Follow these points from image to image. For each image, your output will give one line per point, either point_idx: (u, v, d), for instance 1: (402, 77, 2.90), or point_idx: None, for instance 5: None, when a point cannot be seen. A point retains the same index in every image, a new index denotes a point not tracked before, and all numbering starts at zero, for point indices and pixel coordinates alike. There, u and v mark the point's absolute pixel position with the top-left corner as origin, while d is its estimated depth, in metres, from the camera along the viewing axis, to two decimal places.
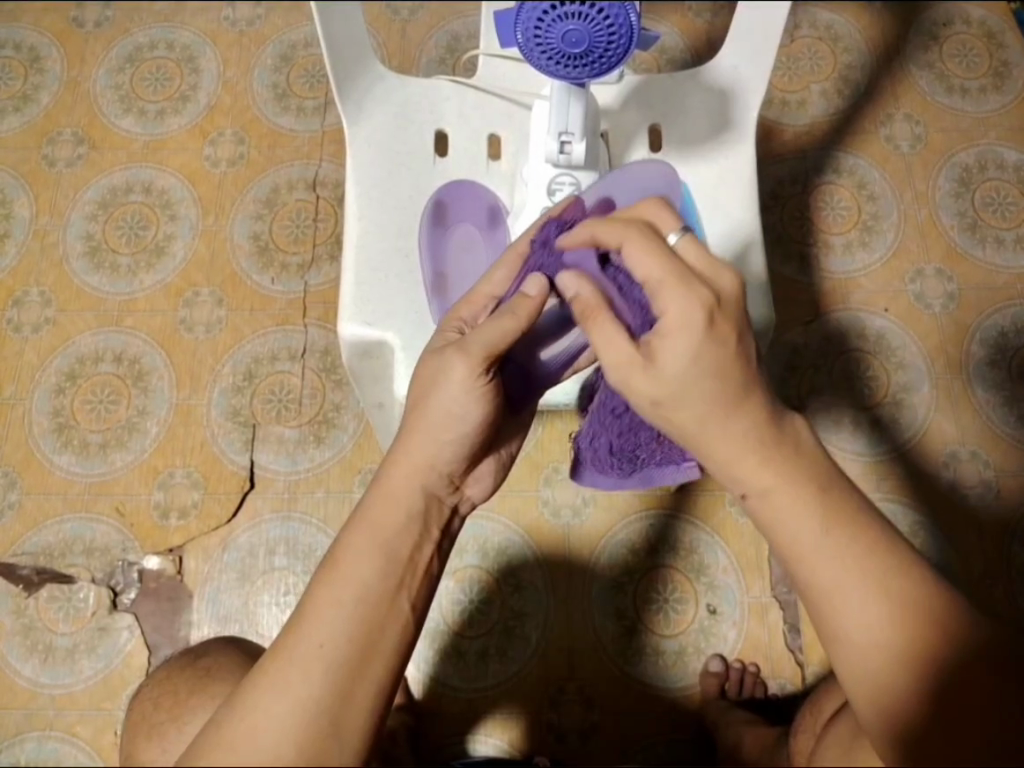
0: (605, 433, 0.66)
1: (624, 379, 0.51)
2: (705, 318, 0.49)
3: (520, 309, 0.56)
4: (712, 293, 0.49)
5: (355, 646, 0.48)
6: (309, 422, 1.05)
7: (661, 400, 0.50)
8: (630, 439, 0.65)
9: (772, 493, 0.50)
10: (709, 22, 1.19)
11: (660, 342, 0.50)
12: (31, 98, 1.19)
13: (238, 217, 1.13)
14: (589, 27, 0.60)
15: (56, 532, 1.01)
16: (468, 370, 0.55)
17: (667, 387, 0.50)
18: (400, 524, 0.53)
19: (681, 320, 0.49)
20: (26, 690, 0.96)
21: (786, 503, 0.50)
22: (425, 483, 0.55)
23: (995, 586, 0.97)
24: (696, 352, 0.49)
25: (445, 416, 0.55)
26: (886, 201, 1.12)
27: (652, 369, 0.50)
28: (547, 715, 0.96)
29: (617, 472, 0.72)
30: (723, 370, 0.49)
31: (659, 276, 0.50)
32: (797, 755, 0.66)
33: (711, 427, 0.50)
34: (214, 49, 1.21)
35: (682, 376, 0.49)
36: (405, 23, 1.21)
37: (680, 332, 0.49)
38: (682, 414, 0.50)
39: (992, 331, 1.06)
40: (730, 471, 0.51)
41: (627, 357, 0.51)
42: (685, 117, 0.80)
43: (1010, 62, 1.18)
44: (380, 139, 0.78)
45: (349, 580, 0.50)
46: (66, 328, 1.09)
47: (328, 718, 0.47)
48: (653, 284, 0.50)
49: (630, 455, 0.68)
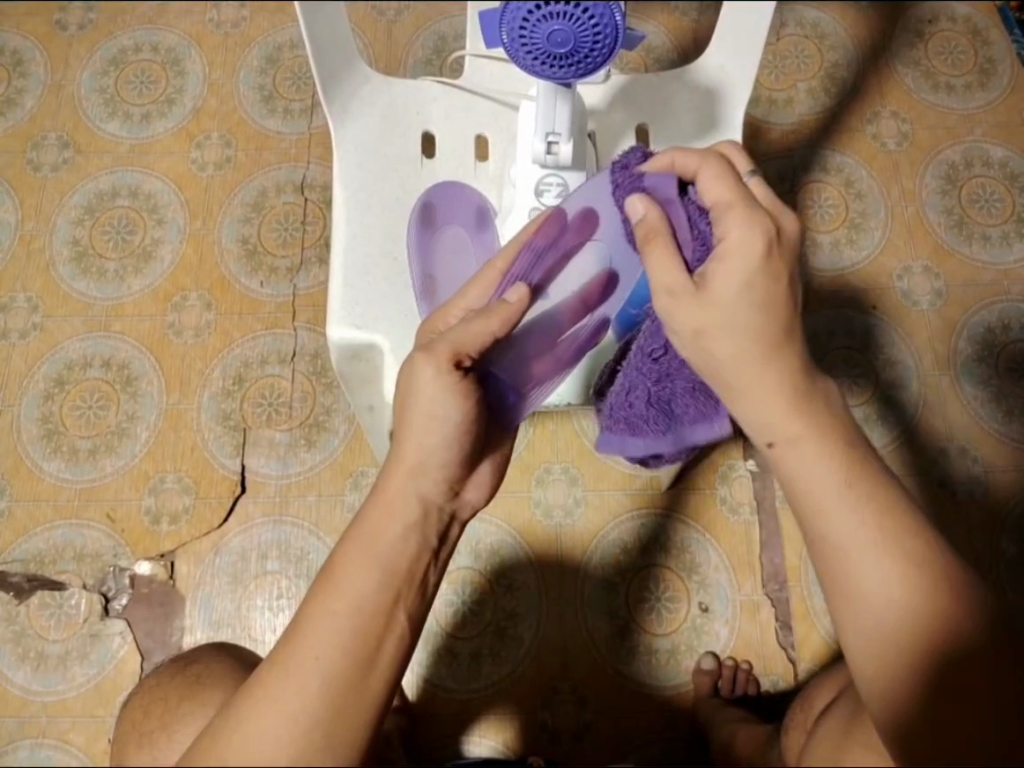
0: (641, 383, 0.64)
1: (669, 305, 0.52)
2: (763, 249, 0.51)
3: (496, 313, 0.56)
4: (773, 225, 0.51)
5: (350, 661, 0.49)
6: (300, 426, 1.05)
7: (702, 328, 0.51)
8: (667, 387, 0.64)
9: (801, 443, 0.51)
10: (696, 21, 1.19)
11: (718, 266, 0.51)
12: (15, 103, 1.19)
13: (225, 220, 1.13)
14: (574, 28, 0.60)
15: (47, 539, 1.01)
16: (441, 370, 0.55)
17: (716, 312, 0.51)
18: (396, 537, 0.53)
19: (739, 245, 0.51)
20: (18, 698, 0.96)
21: (821, 469, 0.50)
22: (421, 492, 0.55)
23: (985, 581, 0.98)
24: (748, 279, 0.50)
25: (428, 418, 0.55)
26: (873, 198, 1.12)
27: (702, 294, 0.51)
28: (540, 715, 0.96)
29: (651, 434, 0.68)
30: (771, 304, 0.51)
31: (728, 200, 0.53)
32: (789, 754, 0.66)
33: (751, 366, 0.51)
34: (198, 51, 1.21)
35: (733, 299, 0.51)
36: (391, 24, 1.20)
37: (736, 257, 0.51)
38: (721, 348, 0.51)
39: (979, 327, 1.07)
40: (762, 423, 0.52)
41: (680, 286, 0.52)
42: (672, 117, 0.80)
43: (995, 59, 1.18)
44: (365, 141, 0.78)
45: (344, 593, 0.50)
46: (54, 334, 1.09)
47: (320, 732, 0.47)
48: (721, 207, 0.53)
49: (665, 411, 0.66)
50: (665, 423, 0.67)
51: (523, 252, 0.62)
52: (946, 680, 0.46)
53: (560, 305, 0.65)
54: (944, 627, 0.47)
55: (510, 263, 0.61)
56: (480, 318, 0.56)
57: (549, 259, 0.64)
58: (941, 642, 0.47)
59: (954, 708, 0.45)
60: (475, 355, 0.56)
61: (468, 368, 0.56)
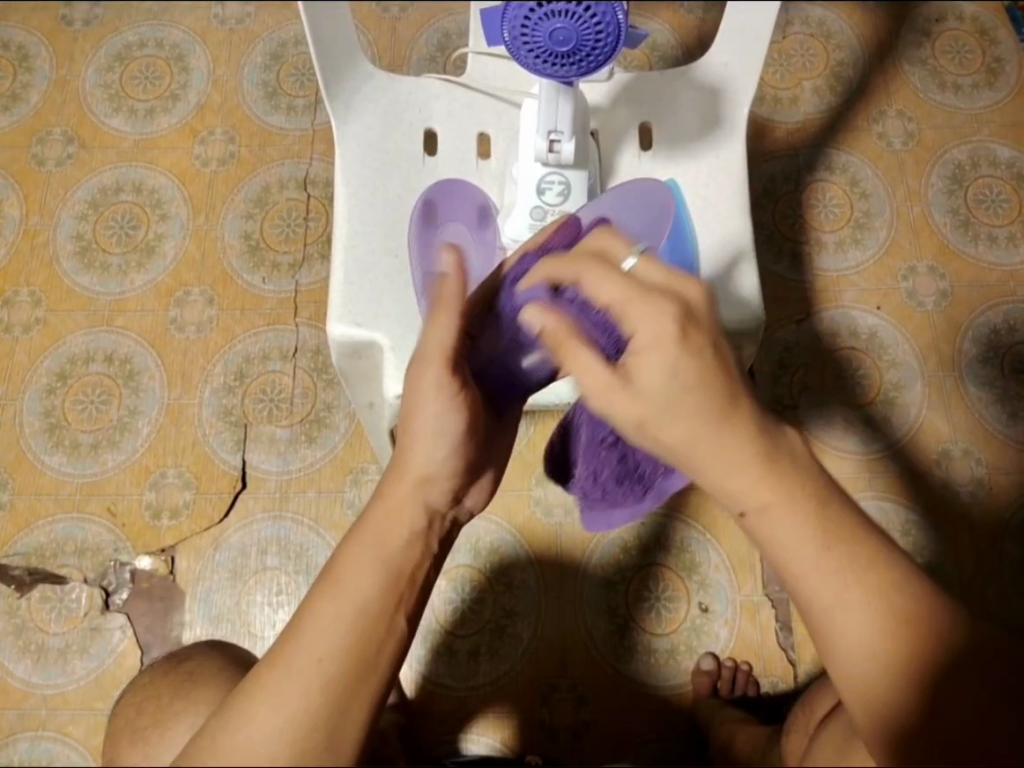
0: (606, 466, 0.74)
1: (604, 404, 0.50)
2: (677, 332, 0.49)
3: (441, 302, 0.56)
4: (678, 305, 0.50)
5: (351, 664, 0.48)
6: (301, 422, 1.05)
7: (645, 421, 0.49)
8: (629, 462, 0.73)
9: (768, 512, 0.48)
10: (701, 19, 1.19)
11: (638, 359, 0.49)
12: (20, 98, 1.19)
13: (229, 216, 1.13)
14: (577, 26, 0.60)
15: (48, 533, 1.01)
16: (441, 382, 0.56)
17: (650, 406, 0.49)
18: (404, 542, 0.53)
19: (651, 340, 0.49)
20: (19, 691, 0.96)
21: (788, 527, 0.47)
22: (427, 500, 0.55)
23: (988, 583, 0.97)
24: (675, 366, 0.48)
25: (435, 432, 0.55)
26: (878, 198, 1.12)
27: (632, 389, 0.49)
28: (538, 713, 0.96)
29: (632, 502, 0.81)
30: (706, 379, 0.48)
31: (623, 296, 0.51)
32: (788, 757, 0.66)
33: (707, 443, 0.48)
34: (203, 48, 1.21)
35: (664, 394, 0.48)
36: (395, 21, 1.20)
37: (653, 349, 0.49)
38: (667, 435, 0.49)
39: (984, 328, 1.06)
40: (725, 495, 0.49)
41: (605, 383, 0.50)
42: (676, 116, 0.79)
43: (1003, 58, 1.17)
44: (367, 138, 0.78)
45: (349, 596, 0.50)
46: (57, 328, 1.09)
47: (321, 732, 0.47)
48: (617, 307, 0.51)
49: (636, 479, 0.76)
50: (643, 487, 0.78)
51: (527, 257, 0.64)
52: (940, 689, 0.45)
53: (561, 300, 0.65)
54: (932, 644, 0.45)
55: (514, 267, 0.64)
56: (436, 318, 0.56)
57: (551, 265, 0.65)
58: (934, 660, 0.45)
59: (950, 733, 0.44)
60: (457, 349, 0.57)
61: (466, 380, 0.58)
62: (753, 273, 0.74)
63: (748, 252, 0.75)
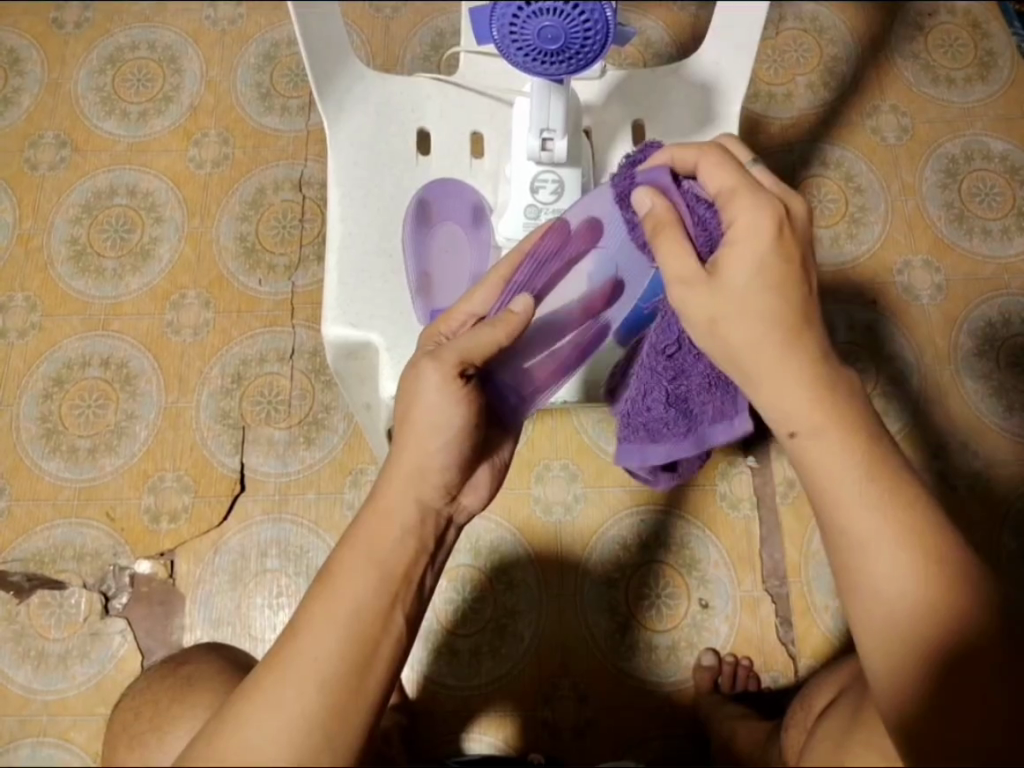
0: (657, 385, 0.66)
1: (681, 294, 0.54)
2: (773, 229, 0.51)
3: (504, 323, 0.59)
4: (782, 206, 0.52)
5: (348, 663, 0.49)
6: (299, 424, 1.05)
7: (717, 315, 0.52)
8: (682, 385, 0.66)
9: (822, 434, 0.51)
10: (694, 16, 1.19)
11: (726, 251, 0.52)
12: (12, 101, 1.18)
13: (224, 218, 1.13)
14: (565, 23, 0.60)
15: (46, 539, 1.01)
16: (448, 380, 0.56)
17: (727, 298, 0.52)
18: (397, 540, 0.53)
19: (747, 229, 0.51)
20: (20, 697, 0.96)
21: (839, 452, 0.50)
22: (420, 497, 0.55)
23: (987, 575, 0.97)
24: (762, 260, 0.51)
25: (432, 426, 0.56)
26: (873, 193, 1.12)
27: (713, 282, 0.52)
28: (540, 712, 0.96)
29: (672, 438, 0.71)
30: (784, 281, 0.51)
31: (731, 185, 0.53)
32: (790, 752, 0.67)
33: (772, 360, 0.51)
34: (196, 49, 1.20)
35: (745, 286, 0.51)
36: (389, 20, 1.20)
37: (744, 241, 0.52)
38: (740, 332, 0.52)
39: (979, 321, 1.06)
40: (784, 414, 0.51)
41: (689, 274, 0.53)
42: (669, 112, 0.79)
43: (995, 51, 1.18)
44: (360, 138, 0.77)
45: (344, 596, 0.50)
46: (53, 333, 1.09)
47: (319, 734, 0.47)
48: (724, 195, 0.53)
49: (685, 408, 0.68)
50: (686, 422, 0.69)
51: (526, 262, 0.63)
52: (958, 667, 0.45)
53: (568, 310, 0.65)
54: (950, 622, 0.46)
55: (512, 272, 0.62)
56: (488, 328, 0.58)
57: (552, 266, 0.64)
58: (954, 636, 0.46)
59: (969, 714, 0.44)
60: (479, 363, 0.58)
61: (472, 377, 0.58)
62: None
63: None
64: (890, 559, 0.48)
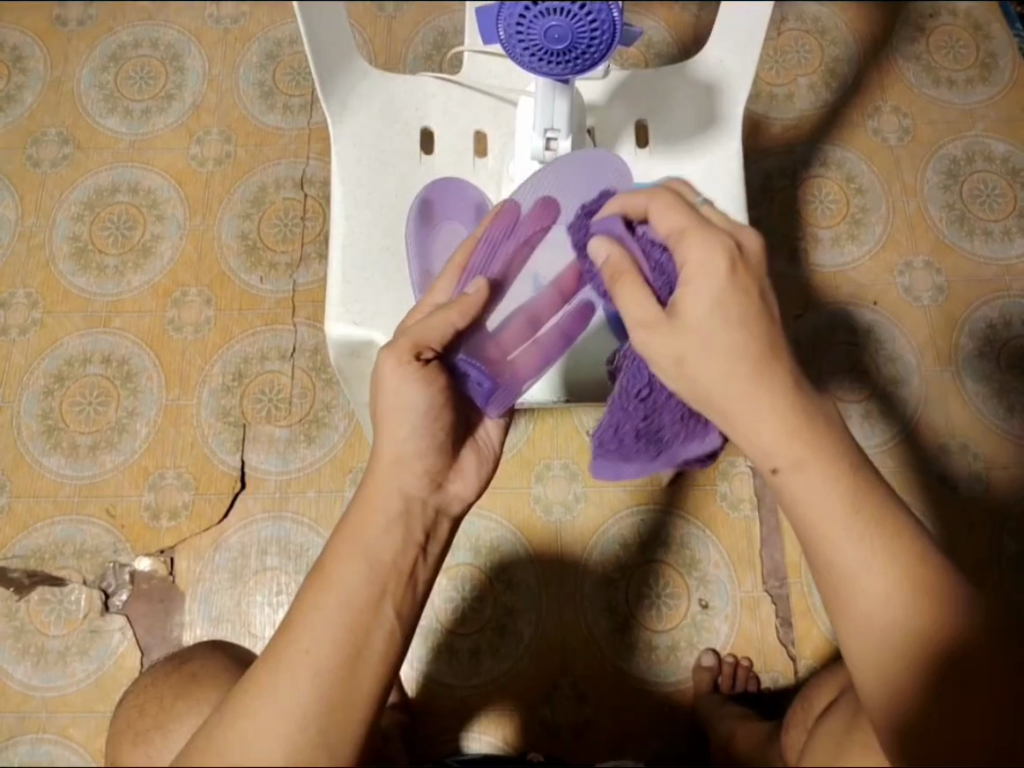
0: (628, 421, 0.65)
1: (645, 337, 0.52)
2: (726, 267, 0.50)
3: (457, 304, 0.59)
4: (732, 240, 0.51)
5: (340, 655, 0.49)
6: (300, 422, 1.05)
7: (683, 354, 0.51)
8: (654, 421, 0.65)
9: (804, 465, 0.49)
10: (696, 16, 1.19)
11: (681, 293, 0.51)
12: (14, 99, 1.18)
13: (225, 216, 1.13)
14: (572, 23, 0.60)
15: (46, 535, 1.01)
16: (401, 361, 0.57)
17: (690, 338, 0.50)
18: (382, 530, 0.54)
19: (699, 269, 0.50)
20: (19, 694, 0.96)
21: (818, 482, 0.49)
22: (403, 487, 0.56)
23: (987, 578, 0.97)
24: (717, 299, 0.50)
25: (395, 410, 0.58)
26: (875, 194, 1.12)
27: (674, 322, 0.51)
28: (540, 711, 0.96)
29: (643, 457, 0.70)
30: (747, 322, 0.50)
31: (681, 226, 0.52)
32: (789, 752, 0.67)
33: (742, 387, 0.50)
34: (198, 47, 1.20)
35: (704, 322, 0.50)
36: (391, 19, 1.20)
37: (699, 281, 0.51)
38: (703, 371, 0.50)
39: (980, 323, 1.06)
40: (755, 443, 0.51)
41: (650, 318, 0.52)
42: (672, 112, 0.79)
43: (996, 53, 1.18)
44: (364, 137, 0.78)
45: (333, 587, 0.51)
46: (54, 330, 1.09)
47: (314, 728, 0.47)
48: (675, 236, 0.52)
49: (655, 438, 0.67)
50: (657, 447, 0.68)
51: (480, 245, 0.64)
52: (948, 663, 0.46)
53: (536, 295, 0.66)
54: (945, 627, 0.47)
55: (469, 256, 0.64)
56: (440, 310, 0.59)
57: (507, 248, 0.65)
58: (945, 633, 0.46)
59: (955, 713, 0.45)
60: (437, 347, 0.58)
61: (433, 360, 0.59)
62: None
63: None
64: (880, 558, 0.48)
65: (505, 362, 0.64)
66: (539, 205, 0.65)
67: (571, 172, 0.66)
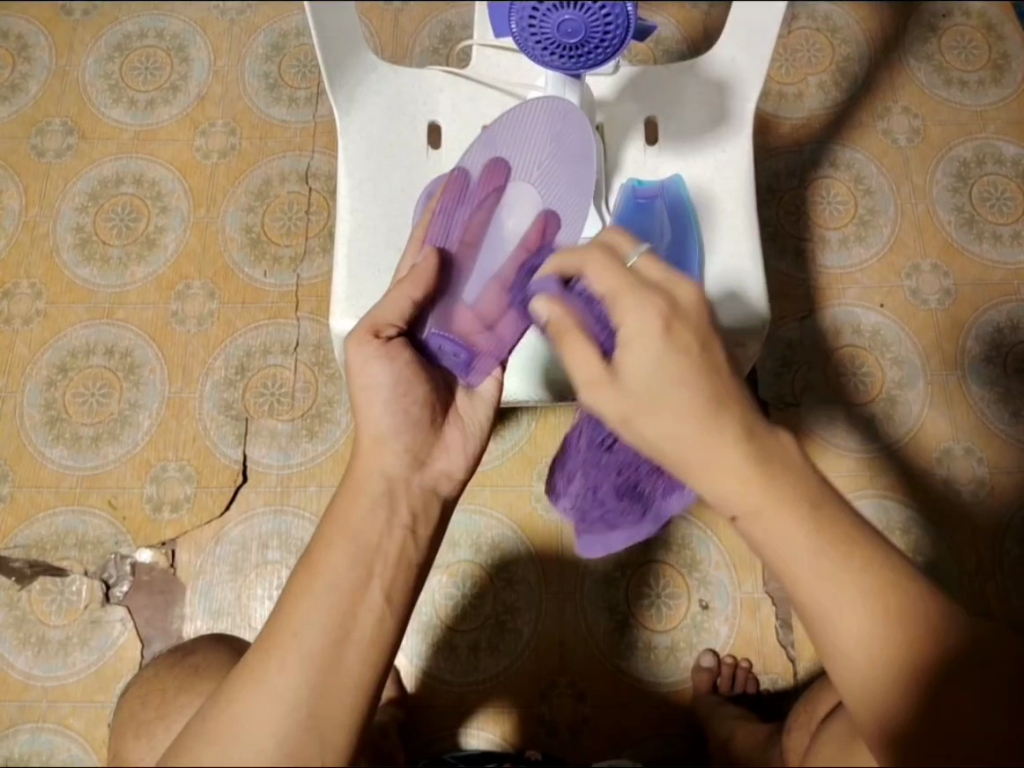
0: (606, 478, 0.74)
1: (595, 397, 0.52)
2: (661, 325, 0.51)
3: (409, 279, 0.63)
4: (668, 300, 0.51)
5: (328, 641, 0.49)
6: (302, 417, 1.04)
7: (628, 413, 0.51)
8: (630, 473, 0.72)
9: (761, 516, 0.47)
10: (706, 12, 1.18)
11: (624, 354, 0.51)
12: (19, 88, 1.18)
13: (229, 208, 1.12)
14: (585, 17, 0.60)
15: (48, 525, 1.01)
16: (363, 341, 0.61)
17: (631, 398, 0.51)
18: (370, 517, 0.55)
19: (637, 329, 0.51)
20: (19, 683, 0.96)
21: (787, 529, 0.47)
22: (387, 470, 0.58)
23: (987, 584, 0.97)
24: (658, 359, 0.50)
25: (365, 389, 0.61)
26: (883, 195, 1.11)
27: (618, 383, 0.51)
28: (537, 709, 0.96)
29: (631, 525, 0.75)
30: (690, 376, 0.49)
31: (615, 287, 0.52)
32: (791, 757, 0.67)
33: (698, 441, 0.49)
34: (204, 39, 1.20)
35: (647, 382, 0.50)
36: (398, 12, 1.19)
37: (637, 340, 0.51)
38: (652, 428, 0.50)
39: (988, 327, 1.06)
40: (720, 496, 0.48)
41: (594, 377, 0.52)
42: (682, 109, 0.79)
43: (1009, 54, 1.16)
44: (371, 130, 0.77)
45: (322, 573, 0.52)
46: (57, 320, 1.09)
47: (306, 712, 0.47)
48: (610, 297, 0.53)
49: (635, 494, 0.73)
50: (641, 508, 0.73)
51: (435, 217, 0.67)
52: (935, 699, 0.44)
53: (503, 258, 0.66)
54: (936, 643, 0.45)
55: (425, 229, 0.67)
56: (397, 289, 0.62)
57: (463, 215, 0.67)
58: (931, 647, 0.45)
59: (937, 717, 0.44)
60: (399, 322, 0.62)
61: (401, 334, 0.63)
62: (756, 274, 0.74)
63: (754, 252, 0.75)
64: (856, 608, 0.45)
65: (483, 326, 0.66)
66: (487, 168, 0.67)
67: (519, 132, 0.67)
